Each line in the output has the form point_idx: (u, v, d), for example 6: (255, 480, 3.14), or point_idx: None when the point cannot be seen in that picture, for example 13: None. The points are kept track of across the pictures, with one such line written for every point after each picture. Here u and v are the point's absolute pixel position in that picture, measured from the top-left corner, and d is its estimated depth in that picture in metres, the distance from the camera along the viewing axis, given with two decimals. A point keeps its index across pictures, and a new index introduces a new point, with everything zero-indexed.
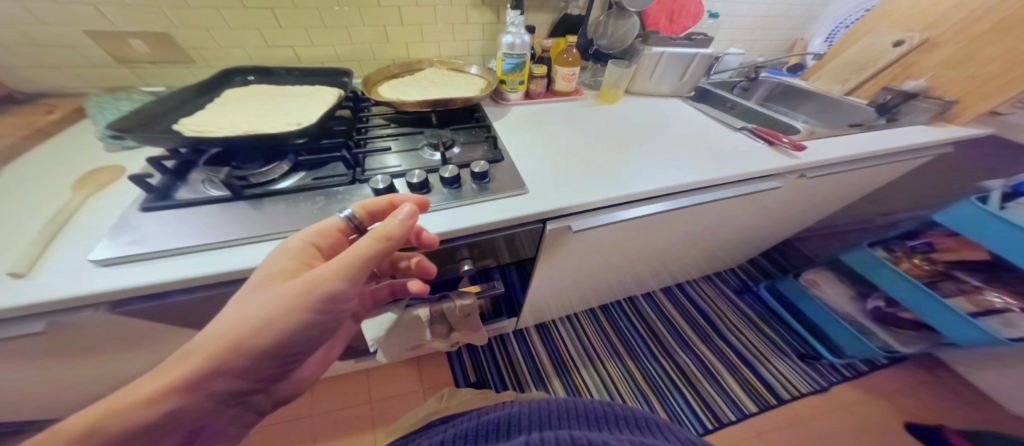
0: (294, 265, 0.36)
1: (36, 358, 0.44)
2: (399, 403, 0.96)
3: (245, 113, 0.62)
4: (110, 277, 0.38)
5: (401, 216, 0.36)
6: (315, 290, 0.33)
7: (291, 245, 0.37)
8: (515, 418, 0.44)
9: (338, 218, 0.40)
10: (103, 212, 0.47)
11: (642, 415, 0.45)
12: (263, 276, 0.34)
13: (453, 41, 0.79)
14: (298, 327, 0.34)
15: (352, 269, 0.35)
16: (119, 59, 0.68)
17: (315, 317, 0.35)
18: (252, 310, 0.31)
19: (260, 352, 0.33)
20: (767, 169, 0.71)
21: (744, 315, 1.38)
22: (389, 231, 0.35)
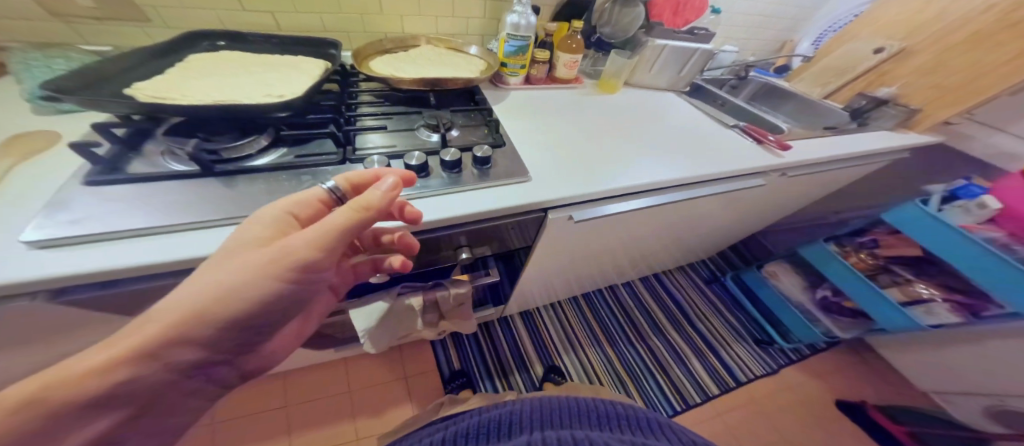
0: (268, 233, 0.32)
1: None
2: (381, 398, 0.92)
3: (214, 80, 0.55)
4: (51, 260, 0.32)
5: (383, 188, 0.33)
6: (288, 259, 0.30)
7: (263, 213, 0.33)
8: (517, 416, 0.42)
9: (320, 188, 0.36)
10: (35, 186, 0.39)
11: (647, 418, 0.43)
12: (230, 243, 0.30)
13: (452, 17, 0.75)
14: (269, 298, 0.30)
15: (329, 239, 0.31)
16: (50, 11, 0.56)
17: (296, 283, 0.31)
18: (211, 281, 0.27)
19: (228, 324, 0.29)
20: (755, 164, 0.73)
21: (713, 304, 1.45)
22: (368, 201, 0.32)
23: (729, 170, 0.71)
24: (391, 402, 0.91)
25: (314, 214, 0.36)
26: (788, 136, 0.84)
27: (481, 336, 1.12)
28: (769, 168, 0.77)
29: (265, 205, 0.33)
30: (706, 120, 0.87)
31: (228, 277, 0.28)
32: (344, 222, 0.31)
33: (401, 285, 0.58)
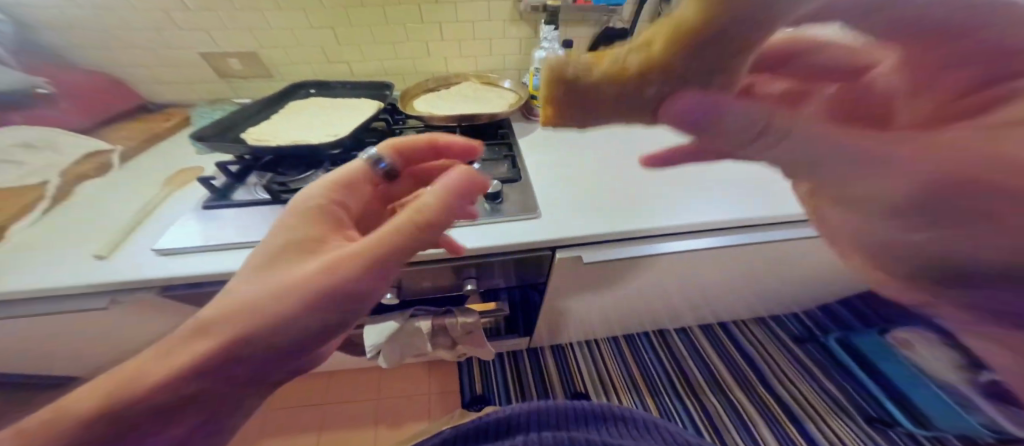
0: (311, 232, 0.28)
1: (115, 326, 0.53)
2: (408, 403, 1.00)
3: (295, 120, 0.69)
4: (164, 265, 0.46)
5: (451, 186, 0.28)
6: (329, 287, 0.24)
7: (305, 202, 0.30)
8: (516, 418, 0.52)
9: (364, 161, 0.35)
10: (174, 208, 0.57)
11: (637, 418, 0.55)
12: (265, 254, 0.26)
13: (491, 55, 0.79)
14: (294, 346, 0.25)
15: (380, 258, 0.25)
16: (220, 75, 0.81)
17: (332, 322, 0.25)
18: (228, 312, 0.23)
19: (239, 375, 0.23)
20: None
21: (803, 367, 1.15)
22: (429, 207, 0.26)
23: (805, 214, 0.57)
24: (412, 414, 0.98)
25: (359, 192, 0.34)
26: None
27: (506, 361, 1.11)
28: None
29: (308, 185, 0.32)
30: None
31: (259, 297, 0.23)
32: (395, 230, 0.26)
33: (415, 307, 0.64)
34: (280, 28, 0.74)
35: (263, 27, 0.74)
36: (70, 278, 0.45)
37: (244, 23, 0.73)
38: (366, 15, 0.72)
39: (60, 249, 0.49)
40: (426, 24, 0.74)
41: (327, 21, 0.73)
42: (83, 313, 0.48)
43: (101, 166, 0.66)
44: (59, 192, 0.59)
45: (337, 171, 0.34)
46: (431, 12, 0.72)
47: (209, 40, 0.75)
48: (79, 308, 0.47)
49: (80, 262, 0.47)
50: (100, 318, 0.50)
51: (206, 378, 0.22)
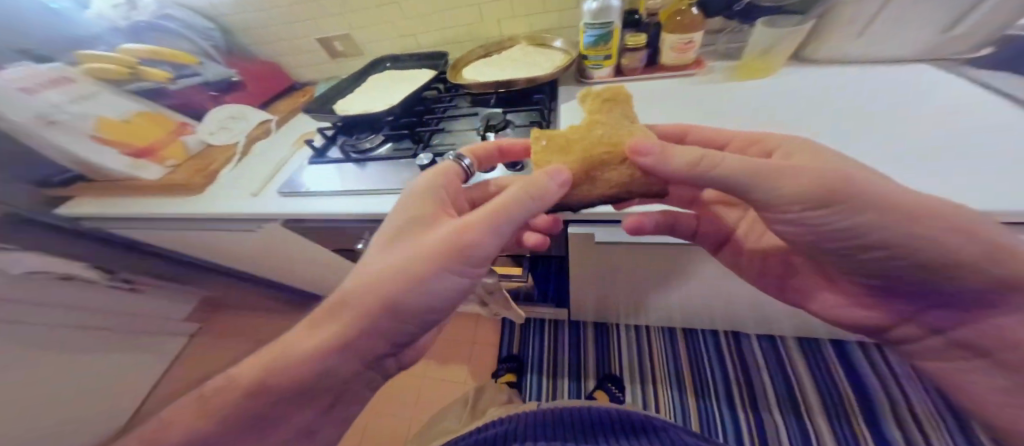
0: (430, 210, 0.35)
1: (268, 247, 0.79)
2: (460, 343, 1.18)
3: (370, 90, 0.81)
4: (281, 204, 0.65)
5: (554, 171, 0.32)
6: (464, 241, 0.29)
7: (422, 190, 0.37)
8: (517, 432, 0.51)
9: (454, 162, 0.42)
10: (294, 165, 0.78)
11: (643, 420, 0.54)
12: (398, 228, 0.33)
13: (545, 13, 0.72)
14: (438, 289, 0.31)
15: (502, 218, 0.29)
16: (330, 56, 0.99)
17: (466, 271, 0.31)
18: (385, 267, 0.30)
19: (401, 307, 0.30)
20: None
21: (962, 424, 0.78)
22: (542, 181, 0.31)
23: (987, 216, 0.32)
24: (460, 352, 1.15)
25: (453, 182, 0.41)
26: None
27: (546, 328, 1.15)
28: None
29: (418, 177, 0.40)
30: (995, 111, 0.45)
31: (409, 253, 0.30)
32: (512, 197, 0.30)
33: None
34: (363, 8, 0.83)
35: (348, 9, 0.84)
36: (237, 209, 0.68)
37: (337, 8, 0.85)
38: None
39: (236, 190, 0.73)
40: None
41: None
42: (247, 233, 0.72)
43: (265, 131, 0.93)
44: (244, 149, 0.87)
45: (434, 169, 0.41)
46: None
47: (316, 26, 0.91)
48: (244, 229, 0.71)
49: (243, 199, 0.70)
50: (260, 240, 0.76)
51: (370, 322, 0.30)
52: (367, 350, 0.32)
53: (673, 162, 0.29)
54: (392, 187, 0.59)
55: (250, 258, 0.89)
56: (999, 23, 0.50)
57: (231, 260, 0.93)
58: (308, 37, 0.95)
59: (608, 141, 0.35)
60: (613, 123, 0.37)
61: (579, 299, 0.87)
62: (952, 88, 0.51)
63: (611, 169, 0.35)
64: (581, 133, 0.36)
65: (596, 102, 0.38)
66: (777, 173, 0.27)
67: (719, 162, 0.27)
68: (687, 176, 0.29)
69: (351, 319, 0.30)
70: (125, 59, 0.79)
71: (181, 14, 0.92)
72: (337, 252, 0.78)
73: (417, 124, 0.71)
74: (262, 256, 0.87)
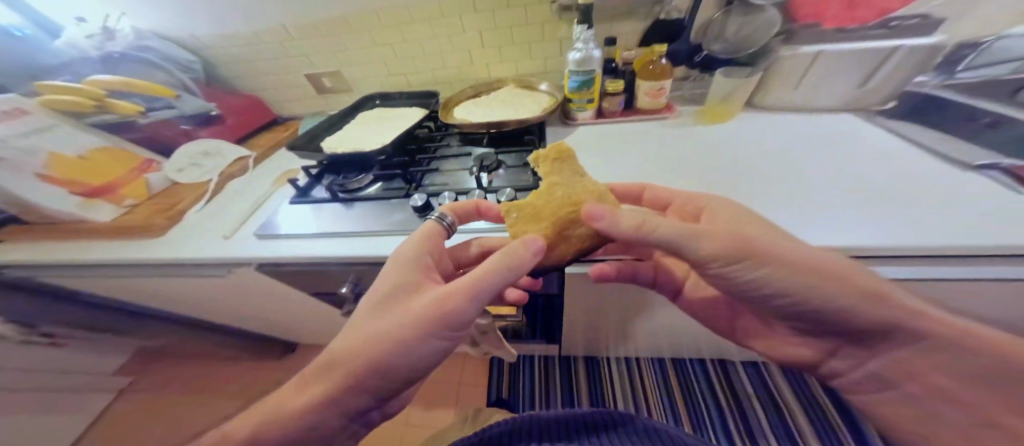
0: (414, 276, 0.35)
1: (237, 293, 0.73)
2: (445, 385, 1.11)
3: (358, 130, 0.81)
4: (259, 247, 0.61)
5: (528, 238, 0.34)
6: (445, 311, 0.31)
7: (405, 254, 0.38)
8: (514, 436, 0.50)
9: (435, 221, 0.43)
10: (277, 202, 0.75)
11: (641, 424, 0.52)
12: (380, 295, 0.34)
13: (532, 59, 0.78)
14: (423, 354, 0.32)
15: (480, 287, 0.31)
16: (318, 92, 1.00)
17: (448, 338, 0.32)
18: (369, 336, 0.31)
19: (388, 372, 0.31)
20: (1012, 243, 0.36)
21: None
22: (515, 250, 0.32)
23: (902, 248, 0.38)
24: (445, 396, 1.08)
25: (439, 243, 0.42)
26: None
27: (536, 364, 1.12)
28: None
29: (403, 243, 0.40)
30: (912, 159, 0.53)
31: (392, 322, 0.31)
32: (491, 266, 0.31)
33: None
34: (355, 49, 0.86)
35: (342, 48, 0.86)
36: (206, 253, 0.62)
37: (330, 47, 0.87)
38: (418, 29, 0.78)
39: (207, 231, 0.69)
40: (468, 34, 0.76)
41: (388, 38, 0.81)
42: (214, 278, 0.66)
43: (242, 168, 0.89)
44: (217, 186, 0.82)
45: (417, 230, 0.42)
46: (474, 21, 0.74)
47: (307, 64, 0.92)
48: (210, 274, 0.65)
49: (214, 242, 0.65)
50: (227, 285, 0.70)
51: (355, 384, 0.31)
52: (354, 406, 0.32)
53: (620, 222, 0.32)
54: (383, 228, 0.58)
55: (214, 303, 0.81)
56: (903, 76, 0.60)
57: (190, 307, 0.84)
58: (296, 73, 0.95)
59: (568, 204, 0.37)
60: (567, 179, 0.39)
61: (571, 334, 0.86)
62: (878, 138, 0.59)
63: (578, 230, 0.37)
64: (541, 198, 0.38)
65: (546, 159, 0.41)
66: (699, 239, 0.31)
67: (657, 227, 0.31)
68: (640, 240, 0.32)
69: (337, 381, 0.30)
70: (90, 90, 0.74)
71: (160, 45, 0.89)
72: (316, 295, 0.73)
73: (410, 164, 0.72)
74: (227, 302, 0.80)
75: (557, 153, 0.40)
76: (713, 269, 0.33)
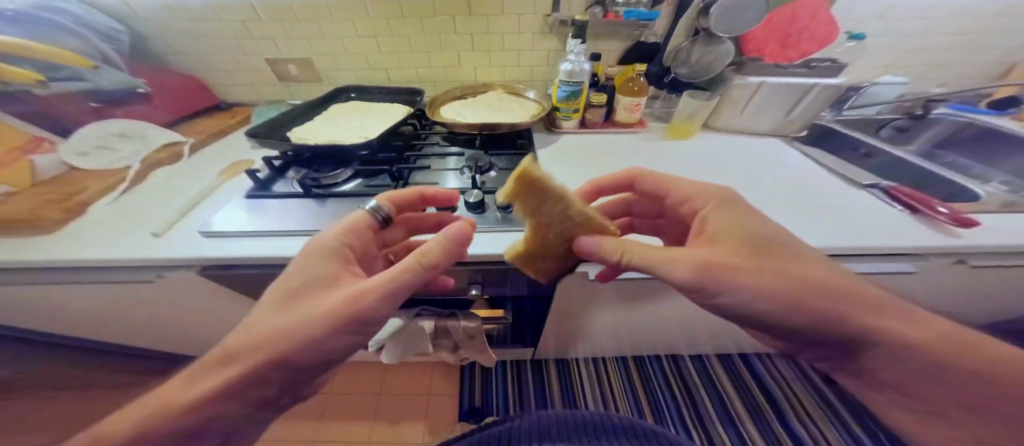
0: (332, 269, 0.33)
1: (166, 303, 0.60)
2: (413, 402, 1.02)
3: (332, 123, 0.75)
4: (207, 246, 0.50)
5: (448, 243, 0.33)
6: (357, 306, 0.30)
7: (325, 246, 0.36)
8: (515, 432, 0.51)
9: (366, 211, 0.41)
10: (227, 194, 0.64)
11: (633, 426, 0.55)
12: (289, 288, 0.31)
13: (519, 65, 0.82)
14: (333, 352, 0.30)
15: (393, 286, 0.31)
16: (280, 79, 0.90)
17: (362, 336, 0.31)
18: (269, 331, 0.28)
19: (290, 371, 0.28)
20: (881, 243, 0.49)
21: (827, 407, 1.02)
22: (432, 257, 0.32)
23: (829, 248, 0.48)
24: (412, 414, 0.99)
25: (363, 236, 0.40)
26: (971, 206, 0.54)
27: (508, 371, 1.09)
28: (927, 251, 0.49)
29: (326, 230, 0.38)
30: (817, 175, 0.66)
31: (298, 316, 0.29)
32: (403, 268, 0.31)
33: (421, 307, 0.65)
34: (332, 37, 0.80)
35: (317, 35, 0.80)
36: (127, 252, 0.49)
37: (304, 33, 0.80)
38: (406, 25, 0.77)
39: (128, 226, 0.54)
40: (458, 36, 0.78)
41: (371, 30, 0.78)
42: (136, 285, 0.53)
43: (173, 154, 0.73)
44: (138, 175, 0.66)
45: (342, 221, 0.40)
46: (466, 23, 0.75)
47: (272, 48, 0.84)
48: (130, 280, 0.52)
49: (138, 239, 0.52)
50: (151, 293, 0.56)
51: (245, 386, 0.27)
52: (257, 406, 0.29)
53: (609, 258, 0.36)
54: None
55: (120, 320, 0.64)
56: (816, 109, 0.73)
57: (81, 327, 0.65)
58: (255, 55, 0.85)
59: (559, 236, 0.37)
60: (552, 215, 0.34)
61: (552, 336, 0.87)
62: (790, 158, 0.72)
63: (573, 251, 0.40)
64: (534, 236, 0.37)
65: (520, 200, 0.32)
66: (669, 267, 0.33)
67: (633, 260, 0.35)
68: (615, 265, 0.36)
69: (229, 378, 0.27)
70: None
71: (75, 8, 0.73)
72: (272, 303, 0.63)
73: (396, 161, 0.68)
74: (143, 318, 0.64)
75: (525, 187, 0.30)
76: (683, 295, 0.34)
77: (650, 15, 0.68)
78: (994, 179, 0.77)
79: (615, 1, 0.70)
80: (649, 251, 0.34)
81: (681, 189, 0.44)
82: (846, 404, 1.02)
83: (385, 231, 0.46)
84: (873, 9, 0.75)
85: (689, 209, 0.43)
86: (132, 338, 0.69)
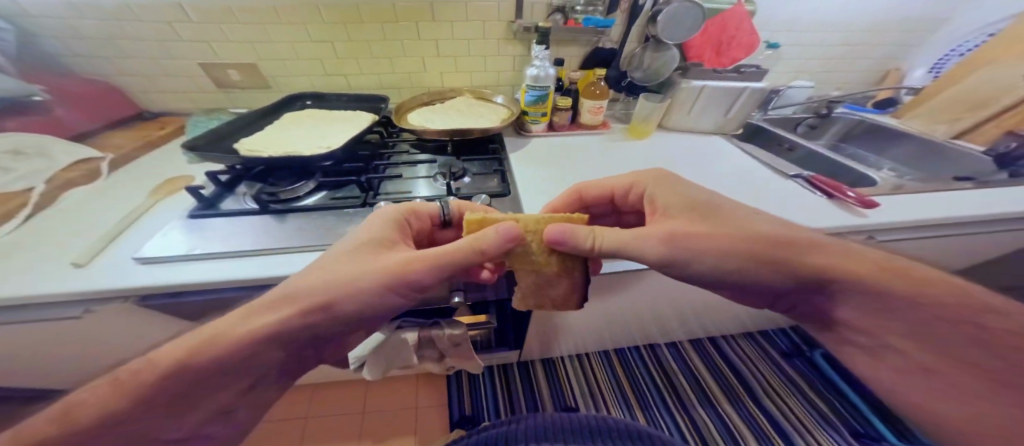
0: (392, 236, 0.39)
1: (94, 344, 0.51)
2: (396, 417, 0.97)
3: (286, 133, 0.69)
4: (147, 272, 0.44)
5: (500, 235, 0.35)
6: (410, 267, 0.34)
7: (391, 217, 0.42)
8: (517, 433, 0.57)
9: (435, 208, 0.48)
10: (164, 215, 0.56)
11: (626, 423, 0.59)
12: (357, 246, 0.37)
13: (484, 71, 0.83)
14: (376, 304, 0.34)
15: (446, 262, 0.35)
16: (219, 86, 0.82)
17: (404, 298, 0.35)
18: (335, 280, 0.33)
19: (338, 316, 0.33)
20: (810, 223, 0.56)
21: (789, 380, 1.14)
22: (484, 245, 0.34)
23: None
24: (400, 428, 0.95)
25: (419, 218, 0.46)
26: (872, 190, 0.65)
27: (495, 375, 1.09)
28: (845, 230, 0.58)
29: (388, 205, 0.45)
30: (756, 169, 0.74)
31: (360, 269, 0.34)
32: (459, 248, 0.35)
33: (402, 318, 0.62)
34: (280, 42, 0.75)
35: (263, 38, 0.74)
36: (39, 287, 0.41)
37: (246, 35, 0.74)
38: (364, 30, 0.74)
39: (38, 257, 0.46)
40: (420, 42, 0.77)
41: (325, 34, 0.74)
42: (54, 325, 0.45)
43: (89, 172, 0.63)
44: (44, 198, 0.56)
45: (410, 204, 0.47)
46: (428, 28, 0.75)
47: (208, 51, 0.75)
48: (46, 319, 0.44)
49: (53, 271, 0.44)
50: (72, 334, 0.48)
51: (302, 322, 0.31)
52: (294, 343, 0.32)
53: (579, 249, 0.36)
54: (333, 242, 0.50)
55: (33, 369, 0.54)
56: (747, 110, 0.83)
57: None
58: (187, 60, 0.76)
59: (538, 247, 0.38)
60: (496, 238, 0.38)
61: (534, 336, 0.88)
62: (730, 153, 0.80)
63: (568, 256, 0.39)
64: (523, 270, 0.40)
65: None
66: (640, 246, 0.36)
67: (605, 242, 0.36)
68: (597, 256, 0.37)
69: (286, 316, 0.31)
70: None
71: None
72: None
73: (364, 170, 0.65)
74: (63, 366, 0.55)
75: (478, 224, 0.38)
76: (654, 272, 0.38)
77: (606, 23, 0.73)
78: (884, 167, 0.93)
79: (574, 9, 0.74)
80: (616, 233, 0.36)
81: (633, 175, 0.49)
82: (795, 371, 1.16)
83: (443, 231, 0.51)
84: (782, 22, 0.87)
85: (635, 195, 0.49)
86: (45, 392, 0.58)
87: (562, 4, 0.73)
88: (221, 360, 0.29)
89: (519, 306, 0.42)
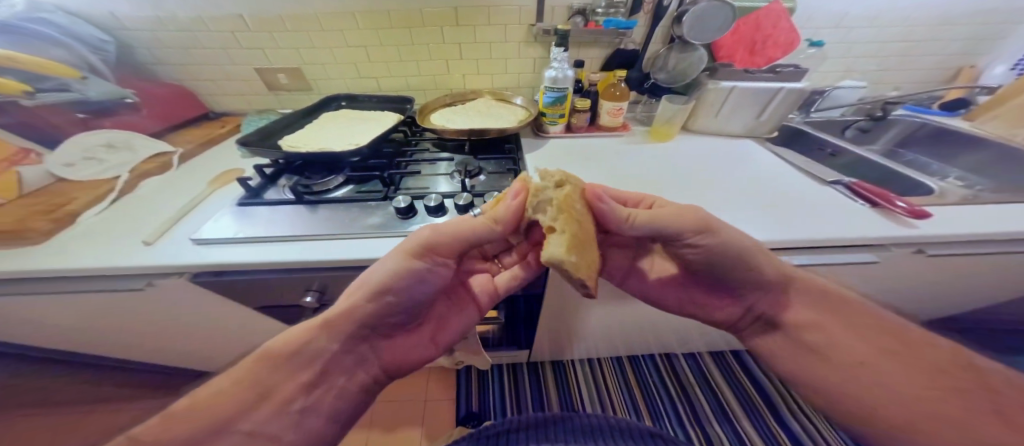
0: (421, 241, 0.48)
1: (152, 316, 0.58)
2: (408, 407, 1.02)
3: (321, 132, 0.76)
4: (202, 252, 0.51)
5: (511, 199, 0.40)
6: (433, 246, 0.43)
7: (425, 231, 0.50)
8: (519, 432, 0.57)
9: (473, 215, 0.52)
10: (217, 203, 0.64)
11: (633, 427, 0.58)
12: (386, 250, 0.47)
13: (505, 73, 0.85)
14: (402, 272, 0.41)
15: (472, 234, 0.42)
16: (270, 89, 0.91)
17: (422, 259, 0.42)
18: (369, 270, 0.42)
19: (374, 288, 0.41)
20: (849, 234, 0.51)
21: None
22: (497, 214, 0.41)
23: (800, 240, 0.51)
24: (409, 420, 0.99)
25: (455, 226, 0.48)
26: (928, 199, 0.58)
27: (504, 374, 1.10)
28: (888, 242, 0.52)
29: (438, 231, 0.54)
30: (789, 175, 0.69)
31: (388, 256, 0.43)
32: (471, 225, 0.42)
33: None
34: (322, 48, 0.82)
35: (307, 45, 0.82)
36: (117, 260, 0.49)
37: (294, 42, 0.82)
38: (395, 36, 0.79)
39: (119, 234, 0.54)
40: (446, 45, 0.80)
41: (361, 41, 0.80)
42: (121, 296, 0.52)
43: (163, 165, 0.73)
44: (126, 186, 0.66)
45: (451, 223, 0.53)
46: (453, 33, 0.78)
47: (261, 57, 0.85)
48: (113, 288, 0.51)
49: (129, 247, 0.52)
50: (133, 305, 0.55)
51: (349, 301, 0.41)
52: (341, 323, 0.41)
53: (618, 217, 0.40)
54: (356, 230, 0.54)
55: (103, 333, 0.62)
56: (782, 113, 0.78)
57: (65, 343, 0.63)
58: (244, 66, 0.86)
59: (580, 200, 0.39)
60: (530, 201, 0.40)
61: (544, 338, 0.88)
62: (763, 157, 0.75)
63: (606, 213, 0.40)
64: (569, 216, 0.36)
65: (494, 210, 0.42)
66: (676, 216, 0.41)
67: (639, 216, 0.41)
68: (629, 230, 0.41)
69: (342, 304, 0.41)
70: None
71: (62, 18, 0.73)
72: (262, 311, 0.62)
73: (387, 166, 0.70)
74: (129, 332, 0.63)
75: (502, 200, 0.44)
76: (688, 239, 0.42)
77: (627, 24, 0.72)
78: (950, 175, 0.83)
79: (595, 11, 0.74)
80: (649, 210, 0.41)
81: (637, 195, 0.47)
82: None
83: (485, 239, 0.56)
84: (827, 18, 0.81)
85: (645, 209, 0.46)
86: (114, 352, 0.67)
87: (583, 7, 0.74)
88: (298, 347, 0.39)
89: (561, 255, 0.32)
